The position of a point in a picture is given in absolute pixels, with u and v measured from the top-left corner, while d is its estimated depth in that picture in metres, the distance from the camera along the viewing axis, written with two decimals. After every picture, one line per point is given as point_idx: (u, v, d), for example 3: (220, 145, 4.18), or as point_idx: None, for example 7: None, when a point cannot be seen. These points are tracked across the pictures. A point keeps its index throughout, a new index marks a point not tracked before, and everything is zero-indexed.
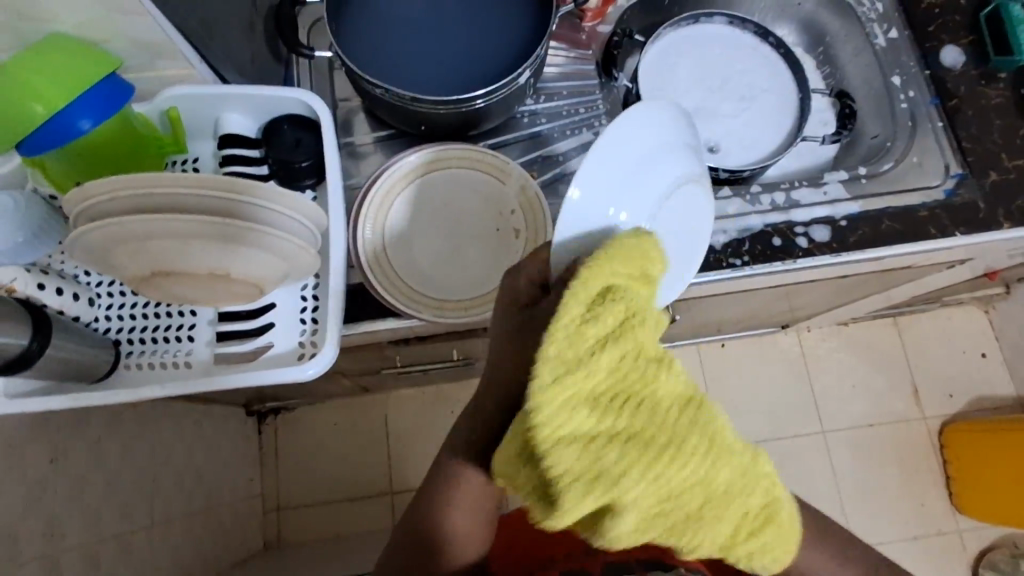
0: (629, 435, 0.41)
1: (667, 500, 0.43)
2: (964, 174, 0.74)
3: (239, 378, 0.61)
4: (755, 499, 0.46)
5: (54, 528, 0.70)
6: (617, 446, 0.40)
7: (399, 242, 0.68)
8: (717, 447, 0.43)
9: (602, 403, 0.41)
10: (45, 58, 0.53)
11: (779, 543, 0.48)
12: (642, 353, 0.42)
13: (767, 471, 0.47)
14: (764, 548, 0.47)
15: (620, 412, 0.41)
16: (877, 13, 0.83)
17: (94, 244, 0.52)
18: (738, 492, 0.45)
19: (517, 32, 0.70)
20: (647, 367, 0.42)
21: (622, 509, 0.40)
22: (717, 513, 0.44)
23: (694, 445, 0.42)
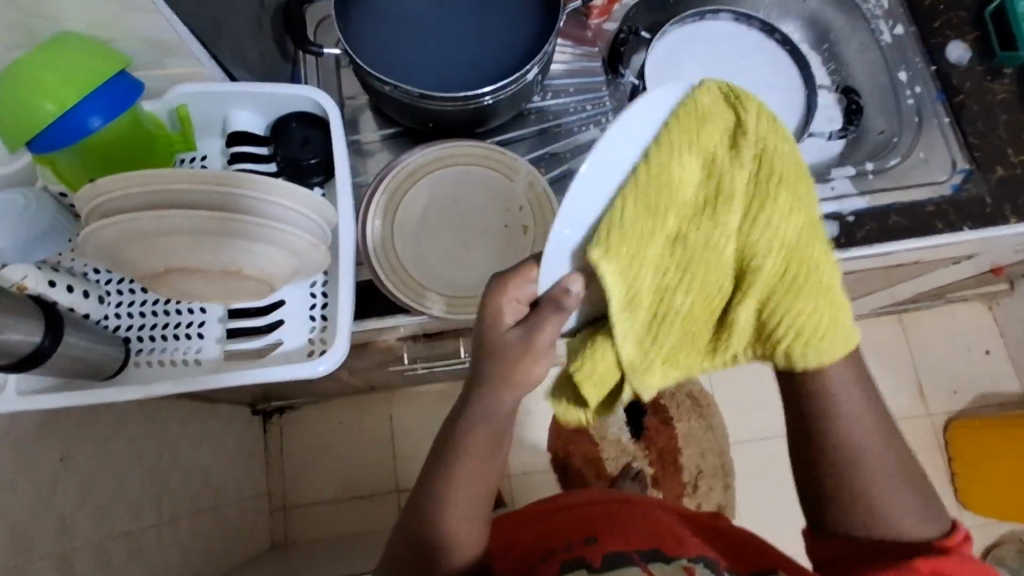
0: (682, 230, 0.50)
1: (705, 291, 0.53)
2: (971, 169, 0.74)
3: (250, 375, 0.61)
4: (816, 302, 0.51)
5: (64, 526, 0.70)
6: (680, 240, 0.50)
7: (409, 238, 0.68)
8: (768, 242, 0.50)
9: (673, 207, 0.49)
10: (55, 56, 0.54)
11: (831, 342, 0.52)
12: (729, 167, 0.49)
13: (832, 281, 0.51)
14: (815, 332, 0.51)
15: (684, 219, 0.50)
16: (883, 9, 0.83)
17: (106, 241, 0.52)
18: (737, 284, 0.51)
19: (524, 30, 0.70)
20: (731, 177, 0.49)
21: (684, 266, 0.51)
22: (754, 314, 0.53)
23: (766, 239, 0.50)
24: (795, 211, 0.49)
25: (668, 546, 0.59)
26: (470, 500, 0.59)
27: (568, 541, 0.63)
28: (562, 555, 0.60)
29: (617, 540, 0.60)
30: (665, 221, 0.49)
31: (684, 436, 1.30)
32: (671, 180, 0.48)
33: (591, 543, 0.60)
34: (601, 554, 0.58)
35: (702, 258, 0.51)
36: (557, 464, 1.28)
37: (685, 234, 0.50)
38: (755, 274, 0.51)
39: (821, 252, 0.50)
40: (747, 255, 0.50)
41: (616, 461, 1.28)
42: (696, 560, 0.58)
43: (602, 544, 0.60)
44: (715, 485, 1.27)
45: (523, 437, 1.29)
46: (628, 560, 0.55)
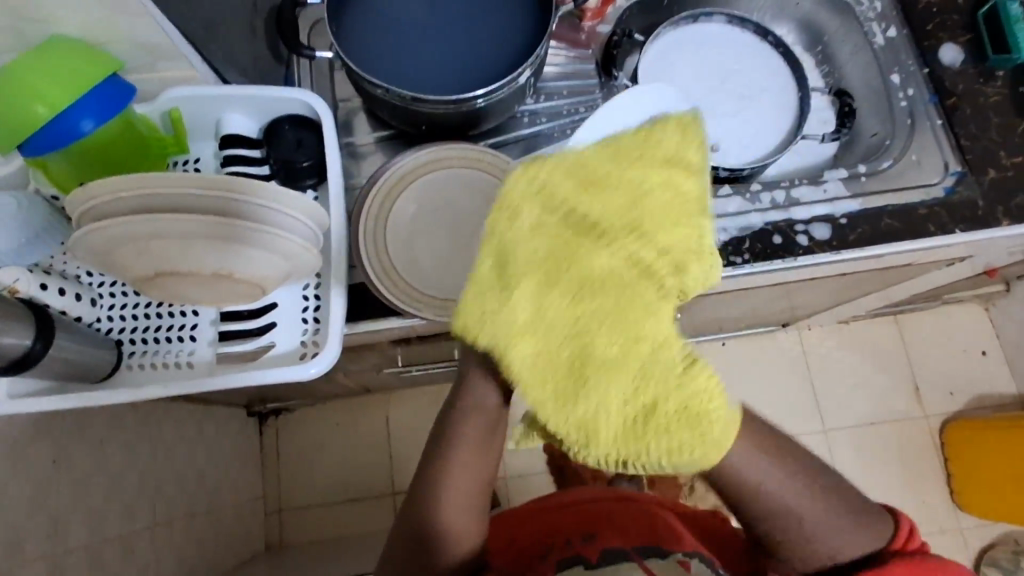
0: (589, 279, 0.50)
1: (607, 352, 0.48)
2: (963, 171, 0.75)
3: (242, 378, 0.61)
4: (708, 413, 0.46)
5: (57, 529, 0.70)
6: (576, 283, 0.50)
7: (401, 240, 0.68)
8: (660, 336, 0.49)
9: (573, 215, 0.51)
10: (46, 59, 0.54)
11: (705, 452, 0.46)
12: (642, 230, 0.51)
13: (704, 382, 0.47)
14: (686, 446, 0.46)
15: (585, 262, 0.50)
16: (875, 12, 0.84)
17: (97, 244, 0.52)
18: (649, 385, 0.47)
19: (517, 32, 0.70)
20: (618, 238, 0.51)
21: (569, 318, 0.49)
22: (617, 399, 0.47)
23: (649, 321, 0.49)
24: (672, 311, 0.50)
25: (665, 541, 0.59)
26: (463, 497, 0.60)
27: (566, 540, 0.63)
28: (560, 553, 0.60)
29: (615, 538, 0.60)
30: (563, 263, 0.50)
31: None
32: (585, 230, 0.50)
33: (589, 541, 0.60)
34: (598, 552, 0.58)
35: (596, 305, 0.49)
36: (553, 466, 1.28)
37: (585, 272, 0.50)
38: (631, 351, 0.48)
39: (707, 378, 0.47)
40: (647, 326, 0.49)
41: None
42: (692, 555, 0.57)
43: (599, 542, 0.60)
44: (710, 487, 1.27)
45: None
46: (624, 556, 0.55)
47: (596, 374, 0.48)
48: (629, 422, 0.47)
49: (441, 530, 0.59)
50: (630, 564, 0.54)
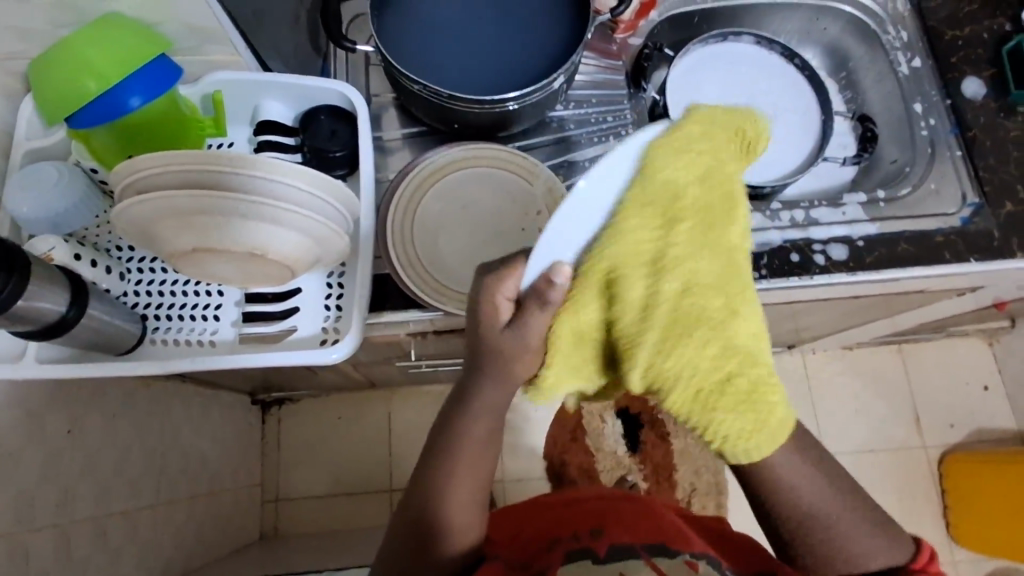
0: (679, 210, 0.47)
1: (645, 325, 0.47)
2: (980, 203, 0.76)
3: (265, 358, 0.62)
4: (748, 385, 0.46)
5: (67, 499, 0.71)
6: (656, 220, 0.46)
7: (427, 234, 0.69)
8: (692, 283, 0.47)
9: (636, 216, 0.46)
10: (100, 36, 0.56)
11: (760, 443, 0.46)
12: (712, 219, 0.48)
13: (761, 371, 0.46)
14: (747, 428, 0.46)
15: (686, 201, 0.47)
16: (902, 42, 0.86)
17: (140, 216, 0.53)
18: (683, 333, 0.46)
19: (554, 41, 0.71)
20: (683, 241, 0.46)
21: (630, 277, 0.46)
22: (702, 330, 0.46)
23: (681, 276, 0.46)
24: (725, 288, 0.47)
25: (671, 541, 0.61)
26: (468, 493, 0.59)
27: (573, 531, 0.65)
28: (568, 545, 0.62)
29: (623, 533, 0.61)
30: (640, 251, 0.46)
31: (680, 453, 1.29)
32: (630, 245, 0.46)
33: (597, 534, 0.62)
34: (605, 545, 0.59)
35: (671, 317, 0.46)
36: (551, 473, 1.28)
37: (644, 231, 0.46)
38: (651, 294, 0.46)
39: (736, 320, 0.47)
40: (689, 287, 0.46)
41: (610, 473, 1.27)
42: (698, 557, 0.58)
43: (606, 537, 0.61)
44: (707, 502, 1.26)
45: (517, 443, 1.29)
46: (633, 554, 0.57)
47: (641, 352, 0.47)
48: (699, 386, 0.46)
49: (445, 524, 0.58)
50: (638, 562, 0.55)
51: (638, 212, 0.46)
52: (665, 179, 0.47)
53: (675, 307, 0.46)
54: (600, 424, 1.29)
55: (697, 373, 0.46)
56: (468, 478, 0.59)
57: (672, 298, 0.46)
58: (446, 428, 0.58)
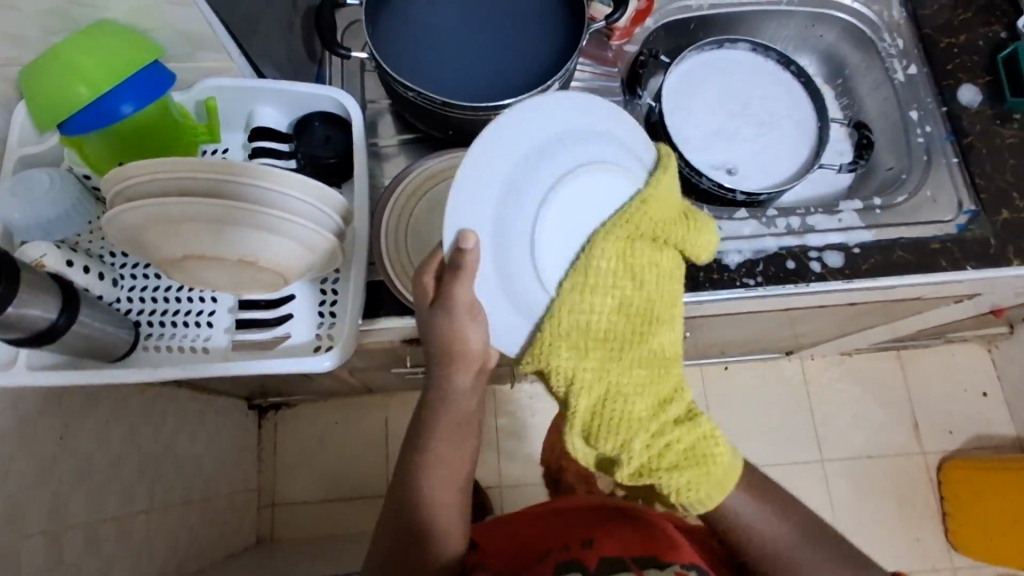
0: (624, 302, 0.56)
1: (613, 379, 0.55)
2: (977, 210, 0.76)
3: (257, 365, 0.62)
4: (694, 443, 0.54)
5: (57, 506, 0.70)
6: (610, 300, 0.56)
7: (421, 238, 0.68)
8: (637, 358, 0.56)
9: (609, 281, 0.56)
10: (94, 43, 0.56)
11: (708, 491, 0.53)
12: (655, 309, 0.58)
13: (703, 431, 0.54)
14: (689, 484, 0.52)
15: (632, 295, 0.56)
16: (897, 49, 0.86)
17: (130, 223, 0.53)
18: (642, 389, 0.55)
19: (548, 48, 0.71)
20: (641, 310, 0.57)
21: (587, 349, 0.55)
22: (647, 392, 0.55)
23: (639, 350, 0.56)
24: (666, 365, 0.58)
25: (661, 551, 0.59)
26: (449, 491, 0.59)
27: (564, 543, 0.65)
28: (559, 556, 0.62)
29: (614, 544, 0.61)
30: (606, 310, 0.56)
31: None
32: (603, 301, 0.56)
33: (589, 545, 0.62)
34: (597, 558, 0.59)
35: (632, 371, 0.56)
36: (548, 478, 1.27)
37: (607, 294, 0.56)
38: (614, 353, 0.56)
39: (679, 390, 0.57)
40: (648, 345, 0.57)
41: None
42: (689, 568, 0.57)
43: (598, 548, 0.61)
44: None
45: (515, 448, 1.29)
46: (623, 567, 0.57)
47: (593, 418, 0.55)
48: (648, 443, 0.54)
49: (428, 525, 0.58)
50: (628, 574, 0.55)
51: (613, 266, 0.56)
52: (628, 250, 0.56)
53: (636, 369, 0.56)
54: None
55: (650, 431, 0.54)
56: (448, 476, 0.59)
57: (632, 361, 0.56)
58: (439, 431, 0.58)
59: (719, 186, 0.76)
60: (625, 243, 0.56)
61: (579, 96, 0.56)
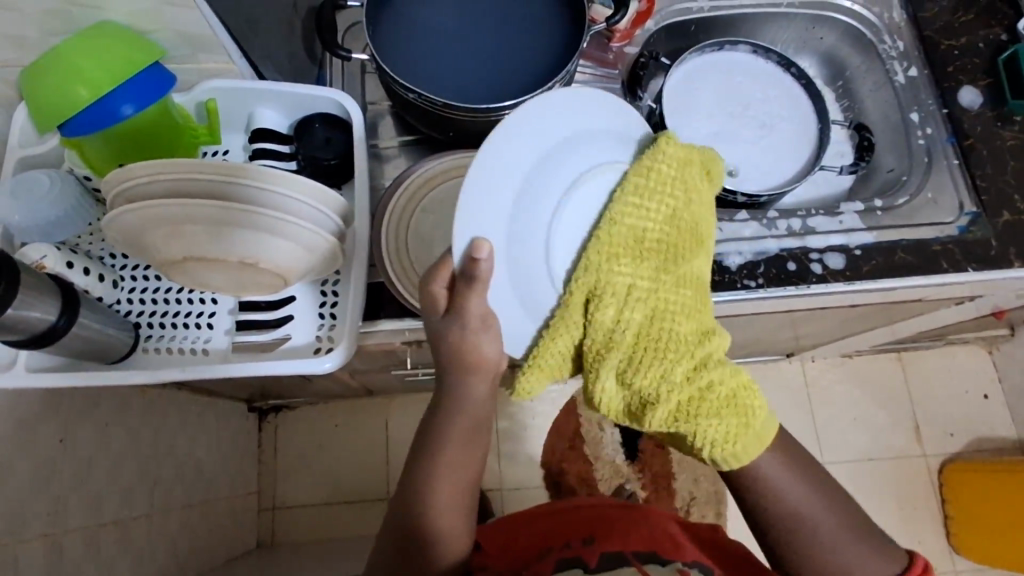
0: (651, 230, 0.55)
1: (646, 320, 0.54)
2: (978, 212, 0.76)
3: (258, 367, 0.62)
4: (731, 389, 0.52)
5: (58, 507, 0.70)
6: (665, 219, 0.55)
7: (423, 241, 0.69)
8: (686, 279, 0.55)
9: (638, 213, 0.55)
10: (94, 45, 0.56)
11: (747, 444, 0.51)
12: (702, 232, 0.56)
13: (746, 379, 0.52)
14: (728, 437, 0.51)
15: (682, 210, 0.56)
16: (898, 51, 0.86)
17: (130, 224, 0.53)
18: (675, 329, 0.53)
19: (549, 50, 0.71)
20: (671, 242, 0.55)
21: (643, 262, 0.54)
22: (682, 331, 0.54)
23: (671, 284, 0.54)
24: (701, 300, 0.55)
25: (663, 550, 0.60)
26: (456, 497, 0.58)
27: (566, 541, 0.64)
28: (560, 554, 0.61)
29: (615, 541, 0.61)
30: (634, 244, 0.55)
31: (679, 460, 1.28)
32: (631, 236, 0.55)
33: (589, 542, 0.62)
34: (597, 555, 0.59)
35: (666, 308, 0.54)
36: (549, 481, 1.27)
37: (633, 226, 0.55)
38: (647, 290, 0.54)
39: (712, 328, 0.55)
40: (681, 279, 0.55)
41: (609, 482, 1.27)
42: (691, 566, 0.57)
43: (599, 545, 0.60)
44: (706, 511, 1.26)
45: (516, 451, 1.29)
46: (624, 561, 0.56)
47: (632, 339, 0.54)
48: (684, 390, 0.52)
49: (433, 531, 0.58)
50: (629, 568, 0.55)
51: (639, 200, 0.55)
52: (655, 183, 0.55)
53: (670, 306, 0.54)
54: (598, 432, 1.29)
55: (687, 375, 0.52)
56: (455, 483, 0.58)
57: (666, 296, 0.54)
58: (440, 432, 0.58)
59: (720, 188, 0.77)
60: (650, 175, 0.55)
61: (590, 92, 0.56)
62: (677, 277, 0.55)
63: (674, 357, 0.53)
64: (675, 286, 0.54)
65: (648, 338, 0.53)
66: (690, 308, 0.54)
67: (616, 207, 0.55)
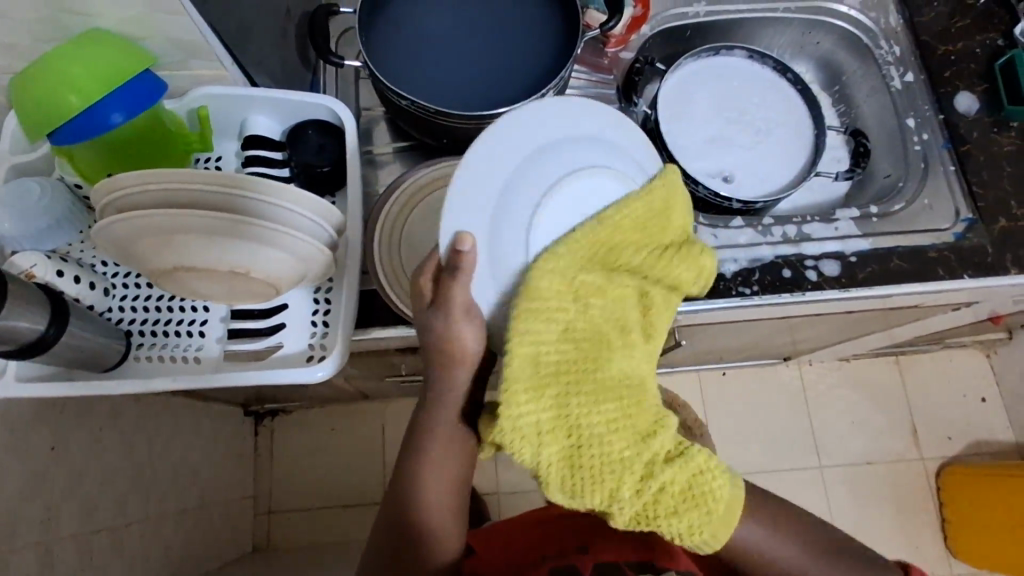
0: (570, 329, 0.50)
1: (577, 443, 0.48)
2: (974, 219, 0.75)
3: (249, 376, 0.61)
4: (685, 478, 0.48)
5: (49, 516, 0.70)
6: (568, 330, 0.50)
7: (414, 249, 0.68)
8: (602, 392, 0.50)
9: (551, 324, 0.49)
10: (83, 53, 0.55)
11: (714, 528, 0.48)
12: (605, 330, 0.52)
13: (696, 465, 0.49)
14: (691, 528, 0.48)
15: (576, 321, 0.51)
16: (894, 57, 0.85)
17: (120, 234, 0.53)
18: (614, 437, 0.49)
19: (543, 56, 0.71)
20: (591, 341, 0.51)
21: (548, 398, 0.48)
22: (623, 431, 0.49)
23: (599, 388, 0.50)
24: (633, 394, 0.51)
25: (658, 558, 0.60)
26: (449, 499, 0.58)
27: (559, 549, 0.64)
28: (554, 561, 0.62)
29: (610, 549, 0.62)
30: (556, 358, 0.49)
31: None
32: (545, 354, 0.49)
33: (584, 550, 0.62)
34: (590, 567, 0.59)
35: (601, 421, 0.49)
36: None
37: (549, 336, 0.49)
38: (573, 407, 0.49)
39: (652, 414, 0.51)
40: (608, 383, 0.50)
41: None
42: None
43: (593, 554, 0.61)
44: None
45: (512, 455, 1.28)
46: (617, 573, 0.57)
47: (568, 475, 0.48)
48: (638, 498, 0.48)
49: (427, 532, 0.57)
50: None
51: (549, 312, 0.49)
52: (566, 280, 0.51)
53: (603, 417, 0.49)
54: None
55: (636, 481, 0.48)
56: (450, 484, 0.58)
57: (596, 408, 0.49)
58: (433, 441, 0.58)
59: (715, 194, 0.77)
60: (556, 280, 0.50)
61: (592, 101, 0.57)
62: (601, 381, 0.50)
63: (620, 467, 0.48)
64: (603, 394, 0.49)
65: (588, 458, 0.48)
66: (624, 406, 0.50)
67: (512, 338, 0.48)
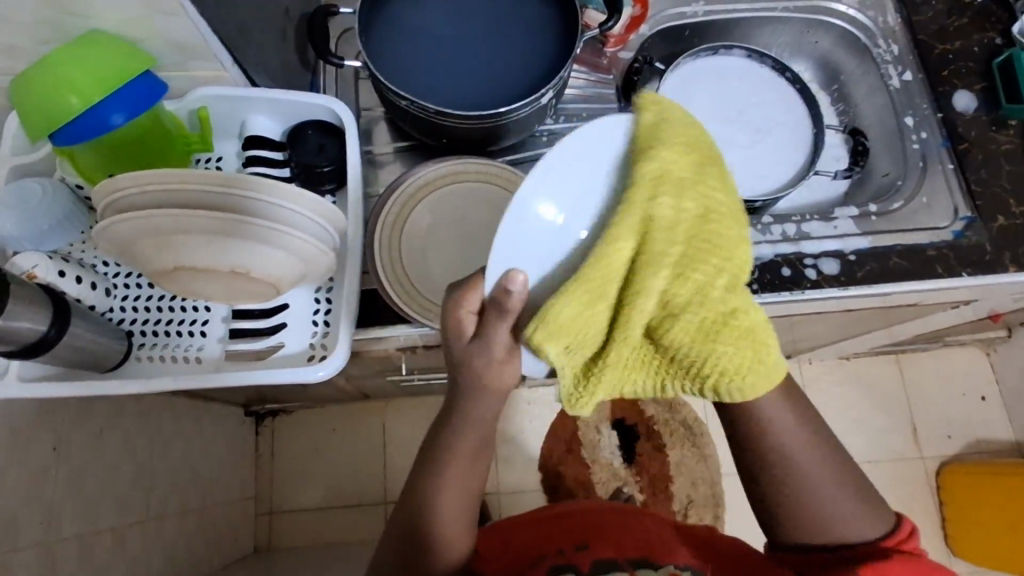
0: (668, 180, 0.48)
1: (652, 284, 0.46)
2: (973, 217, 0.76)
3: (250, 376, 0.62)
4: (739, 333, 0.46)
5: (51, 516, 0.70)
6: (685, 194, 0.47)
7: (415, 250, 0.69)
8: (675, 226, 0.47)
9: (658, 186, 0.48)
10: (84, 55, 0.55)
11: (757, 379, 0.46)
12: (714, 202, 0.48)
13: (752, 325, 0.46)
14: (736, 372, 0.46)
15: (676, 173, 0.48)
16: (892, 55, 0.85)
17: (120, 235, 0.53)
18: (688, 292, 0.46)
19: (543, 56, 0.71)
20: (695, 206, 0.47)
21: (624, 230, 0.47)
22: (701, 288, 0.46)
23: (685, 251, 0.47)
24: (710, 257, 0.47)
25: (656, 555, 0.63)
26: (457, 504, 0.58)
27: (559, 547, 0.66)
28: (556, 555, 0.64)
29: (608, 546, 0.64)
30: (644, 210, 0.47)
31: (676, 464, 1.28)
32: (639, 207, 0.47)
33: (584, 546, 0.65)
34: (590, 561, 0.62)
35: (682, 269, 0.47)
36: (546, 485, 1.27)
37: (648, 194, 0.48)
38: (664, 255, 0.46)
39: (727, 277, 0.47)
40: (688, 244, 0.47)
41: (606, 485, 1.27)
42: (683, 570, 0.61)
43: (593, 551, 0.63)
44: (704, 515, 1.25)
45: (513, 454, 1.29)
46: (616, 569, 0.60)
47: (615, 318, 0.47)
48: (700, 339, 0.46)
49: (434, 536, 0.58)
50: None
51: (649, 173, 0.48)
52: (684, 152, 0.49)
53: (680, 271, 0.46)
54: (596, 436, 1.28)
55: (703, 327, 0.46)
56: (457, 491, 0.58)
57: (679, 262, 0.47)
58: (433, 440, 0.58)
59: None
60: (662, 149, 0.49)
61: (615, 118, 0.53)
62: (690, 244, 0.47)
63: (688, 317, 0.46)
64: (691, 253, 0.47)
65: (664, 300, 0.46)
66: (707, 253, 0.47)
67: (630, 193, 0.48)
